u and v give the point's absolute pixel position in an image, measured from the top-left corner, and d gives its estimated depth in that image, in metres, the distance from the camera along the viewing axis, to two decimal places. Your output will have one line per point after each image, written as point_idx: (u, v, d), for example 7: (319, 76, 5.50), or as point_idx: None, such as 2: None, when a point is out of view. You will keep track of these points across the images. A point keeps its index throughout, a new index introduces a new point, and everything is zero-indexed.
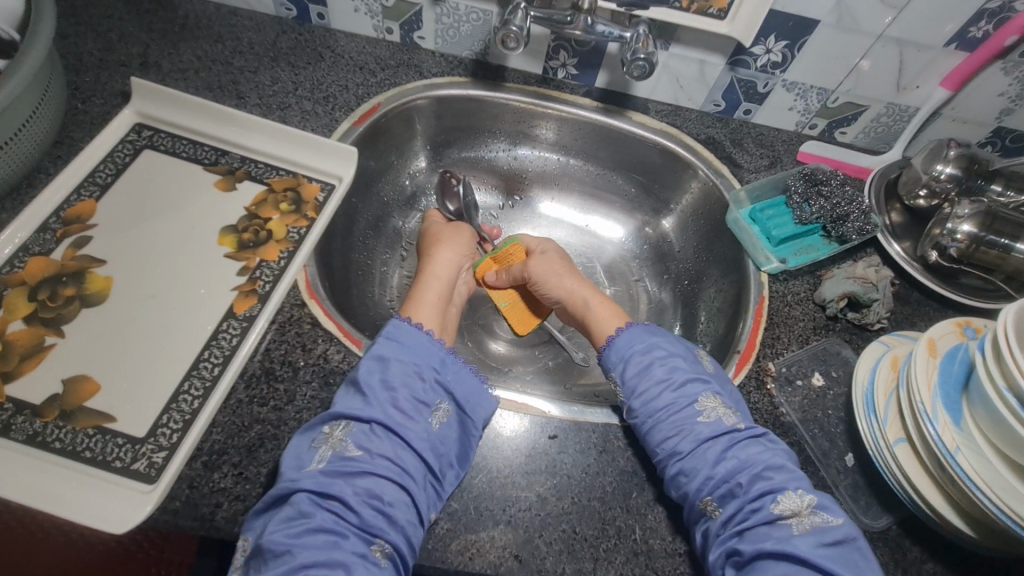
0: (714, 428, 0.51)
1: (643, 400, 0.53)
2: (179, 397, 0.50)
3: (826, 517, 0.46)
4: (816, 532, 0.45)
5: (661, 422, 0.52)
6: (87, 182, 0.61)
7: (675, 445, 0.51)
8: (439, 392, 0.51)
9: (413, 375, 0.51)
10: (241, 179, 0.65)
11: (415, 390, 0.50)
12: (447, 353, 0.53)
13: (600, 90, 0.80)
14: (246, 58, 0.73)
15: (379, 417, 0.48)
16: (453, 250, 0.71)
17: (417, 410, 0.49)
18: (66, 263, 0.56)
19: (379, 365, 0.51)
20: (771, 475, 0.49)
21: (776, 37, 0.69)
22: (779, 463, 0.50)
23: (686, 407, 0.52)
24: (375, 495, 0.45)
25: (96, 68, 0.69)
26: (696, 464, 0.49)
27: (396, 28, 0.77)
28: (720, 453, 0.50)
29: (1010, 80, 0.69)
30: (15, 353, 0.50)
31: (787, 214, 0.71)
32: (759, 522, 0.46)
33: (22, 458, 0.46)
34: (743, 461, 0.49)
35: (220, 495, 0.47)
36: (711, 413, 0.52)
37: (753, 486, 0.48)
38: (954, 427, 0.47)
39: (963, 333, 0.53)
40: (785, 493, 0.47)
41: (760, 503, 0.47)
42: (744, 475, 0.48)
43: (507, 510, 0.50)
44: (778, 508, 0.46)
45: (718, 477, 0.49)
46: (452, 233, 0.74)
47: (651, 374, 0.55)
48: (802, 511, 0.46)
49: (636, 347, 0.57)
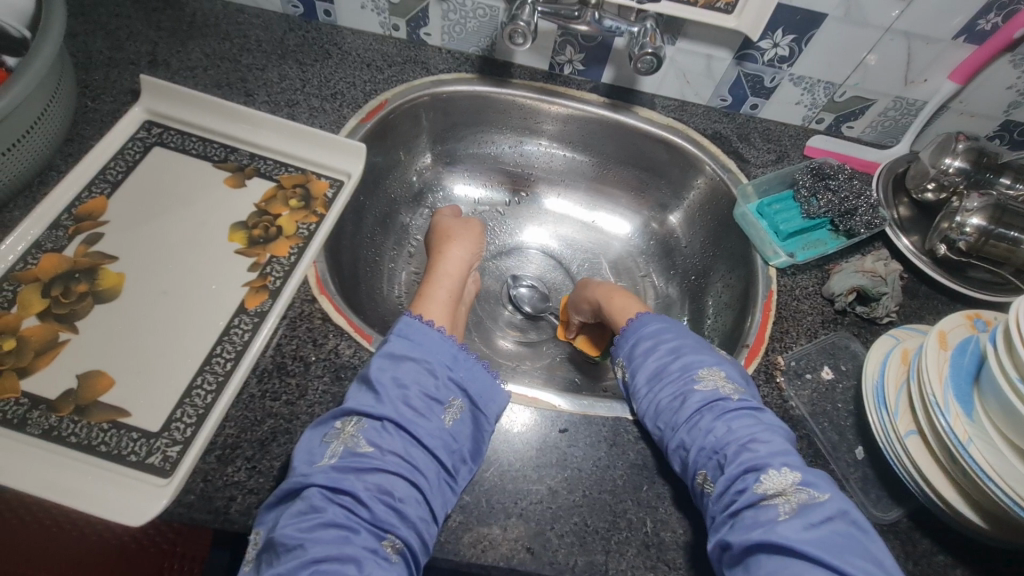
0: (707, 395, 0.51)
1: (645, 372, 0.55)
2: (192, 393, 0.50)
3: (812, 494, 0.44)
4: (802, 513, 0.43)
5: (658, 392, 0.54)
6: (98, 179, 0.61)
7: (669, 414, 0.52)
8: (453, 389, 0.51)
9: (425, 373, 0.51)
10: (251, 176, 0.65)
11: (427, 387, 0.50)
12: (459, 350, 0.53)
13: (606, 86, 0.80)
14: (254, 56, 0.74)
15: (391, 414, 0.48)
16: (464, 246, 0.70)
17: (430, 408, 0.50)
18: (78, 259, 0.56)
19: (392, 362, 0.51)
20: (756, 448, 0.48)
21: (784, 31, 0.69)
22: (765, 437, 0.48)
23: (683, 377, 0.53)
24: (386, 491, 0.45)
25: (104, 66, 0.69)
26: (688, 434, 0.50)
27: (402, 24, 0.77)
28: (710, 423, 0.50)
29: (1018, 73, 0.69)
30: (30, 349, 0.50)
31: (794, 208, 0.71)
32: (746, 504, 0.45)
33: (39, 453, 0.46)
34: (732, 431, 0.49)
35: (234, 489, 0.47)
36: (709, 383, 0.52)
37: (738, 459, 0.47)
38: (965, 418, 0.47)
39: (973, 326, 0.53)
40: (768, 471, 0.46)
41: (745, 481, 0.46)
42: (732, 446, 0.48)
43: (518, 503, 0.50)
44: (762, 489, 0.45)
45: (708, 448, 0.49)
46: (465, 229, 0.73)
47: (657, 349, 0.57)
48: (786, 490, 0.45)
49: (646, 326, 0.59)
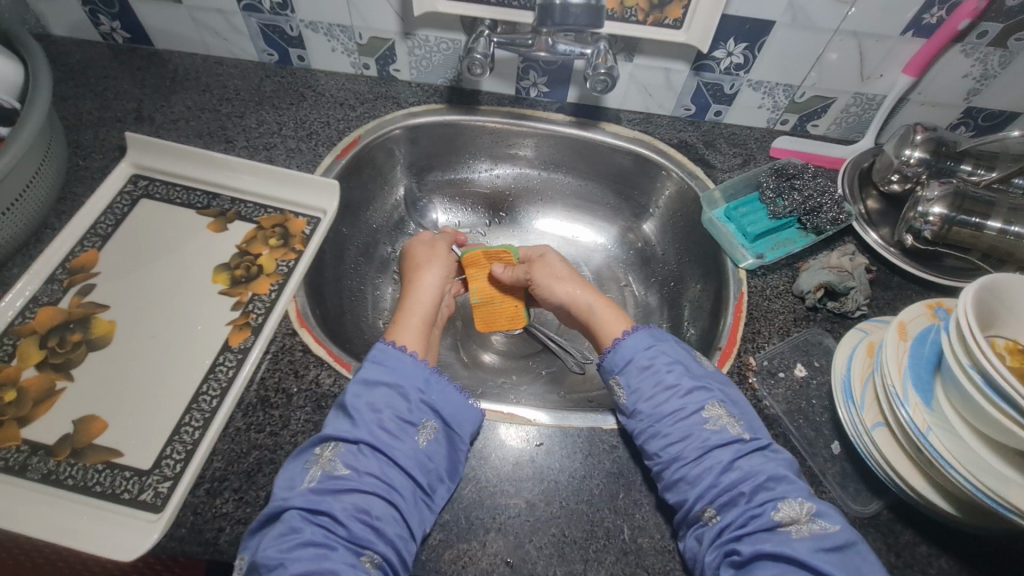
0: (721, 437, 0.51)
1: (650, 404, 0.54)
2: (181, 430, 0.53)
3: (824, 524, 0.46)
4: (815, 538, 0.45)
5: (665, 427, 0.53)
6: (89, 233, 0.65)
7: (678, 450, 0.51)
8: (425, 411, 0.53)
9: (398, 398, 0.53)
10: (232, 220, 0.69)
11: (400, 411, 0.52)
12: (430, 373, 0.55)
13: (572, 105, 0.83)
14: (233, 104, 0.78)
15: (366, 438, 0.49)
16: (433, 272, 0.71)
17: (404, 430, 0.51)
18: (73, 310, 0.60)
19: (366, 388, 0.52)
20: (772, 485, 0.49)
21: (735, 40, 0.71)
22: (781, 472, 0.50)
23: (693, 414, 0.53)
24: (364, 510, 0.47)
25: (94, 126, 0.74)
26: (698, 470, 0.50)
27: (372, 63, 0.81)
28: (727, 462, 0.50)
29: (971, 61, 0.70)
30: (28, 399, 0.53)
31: (761, 210, 0.72)
32: (759, 527, 0.47)
33: (38, 496, 0.49)
34: (747, 471, 0.50)
35: (222, 520, 0.49)
36: (716, 421, 0.52)
37: (755, 496, 0.48)
38: (924, 407, 0.48)
39: (934, 314, 0.53)
40: (786, 501, 0.48)
41: (761, 510, 0.48)
42: (748, 485, 0.49)
43: (497, 518, 0.52)
44: (778, 515, 0.47)
45: (722, 485, 0.49)
46: (429, 254, 0.74)
47: (660, 380, 0.55)
48: (801, 518, 0.47)
49: (642, 351, 0.57)
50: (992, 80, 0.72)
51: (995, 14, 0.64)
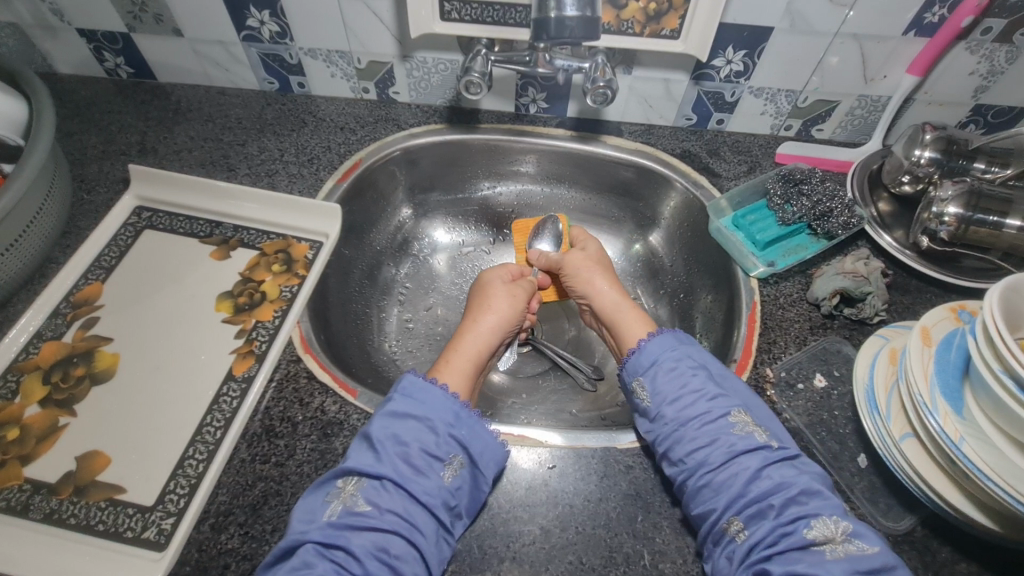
0: (748, 442, 0.50)
1: (676, 408, 0.53)
2: (184, 463, 0.52)
3: (861, 545, 0.44)
4: (851, 560, 0.43)
5: (689, 431, 0.51)
6: (93, 266, 0.65)
7: (704, 455, 0.50)
8: (453, 445, 0.50)
9: (426, 431, 0.50)
10: (235, 247, 0.69)
11: (429, 444, 0.50)
12: (461, 408, 0.53)
13: (573, 119, 0.83)
14: (235, 132, 0.78)
15: (390, 473, 0.47)
16: (497, 315, 0.67)
17: (430, 465, 0.49)
18: (76, 343, 0.59)
19: (394, 421, 0.51)
20: (805, 499, 0.46)
21: (734, 48, 0.70)
22: (814, 487, 0.47)
23: (719, 419, 0.51)
24: (382, 548, 0.45)
25: (98, 160, 0.74)
26: (725, 479, 0.48)
27: (372, 87, 0.81)
28: (755, 470, 0.48)
29: (977, 58, 0.69)
30: (32, 436, 0.53)
31: (770, 217, 0.71)
32: (790, 546, 0.44)
33: (40, 538, 0.48)
34: (780, 482, 0.47)
35: (227, 556, 0.47)
36: (743, 427, 0.51)
37: (785, 509, 0.46)
38: (955, 416, 0.45)
39: (958, 317, 0.51)
40: (819, 518, 0.45)
41: (793, 527, 0.45)
42: (779, 496, 0.47)
43: (511, 546, 0.50)
44: (811, 533, 0.44)
45: (750, 496, 0.47)
46: (506, 298, 0.69)
47: (686, 383, 0.54)
48: (837, 537, 0.44)
49: (668, 354, 0.57)
50: (999, 76, 0.70)
51: (998, 10, 0.63)
